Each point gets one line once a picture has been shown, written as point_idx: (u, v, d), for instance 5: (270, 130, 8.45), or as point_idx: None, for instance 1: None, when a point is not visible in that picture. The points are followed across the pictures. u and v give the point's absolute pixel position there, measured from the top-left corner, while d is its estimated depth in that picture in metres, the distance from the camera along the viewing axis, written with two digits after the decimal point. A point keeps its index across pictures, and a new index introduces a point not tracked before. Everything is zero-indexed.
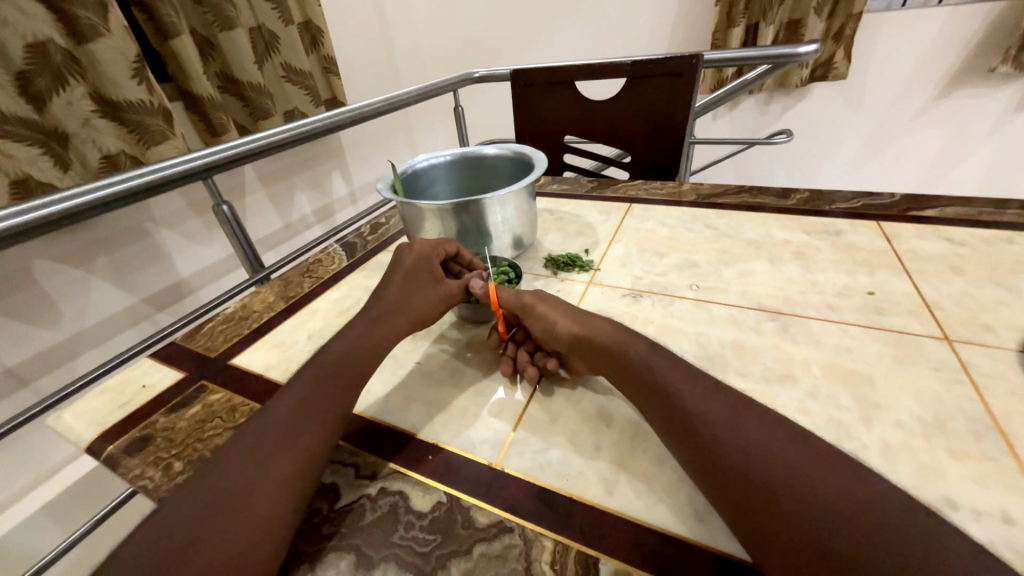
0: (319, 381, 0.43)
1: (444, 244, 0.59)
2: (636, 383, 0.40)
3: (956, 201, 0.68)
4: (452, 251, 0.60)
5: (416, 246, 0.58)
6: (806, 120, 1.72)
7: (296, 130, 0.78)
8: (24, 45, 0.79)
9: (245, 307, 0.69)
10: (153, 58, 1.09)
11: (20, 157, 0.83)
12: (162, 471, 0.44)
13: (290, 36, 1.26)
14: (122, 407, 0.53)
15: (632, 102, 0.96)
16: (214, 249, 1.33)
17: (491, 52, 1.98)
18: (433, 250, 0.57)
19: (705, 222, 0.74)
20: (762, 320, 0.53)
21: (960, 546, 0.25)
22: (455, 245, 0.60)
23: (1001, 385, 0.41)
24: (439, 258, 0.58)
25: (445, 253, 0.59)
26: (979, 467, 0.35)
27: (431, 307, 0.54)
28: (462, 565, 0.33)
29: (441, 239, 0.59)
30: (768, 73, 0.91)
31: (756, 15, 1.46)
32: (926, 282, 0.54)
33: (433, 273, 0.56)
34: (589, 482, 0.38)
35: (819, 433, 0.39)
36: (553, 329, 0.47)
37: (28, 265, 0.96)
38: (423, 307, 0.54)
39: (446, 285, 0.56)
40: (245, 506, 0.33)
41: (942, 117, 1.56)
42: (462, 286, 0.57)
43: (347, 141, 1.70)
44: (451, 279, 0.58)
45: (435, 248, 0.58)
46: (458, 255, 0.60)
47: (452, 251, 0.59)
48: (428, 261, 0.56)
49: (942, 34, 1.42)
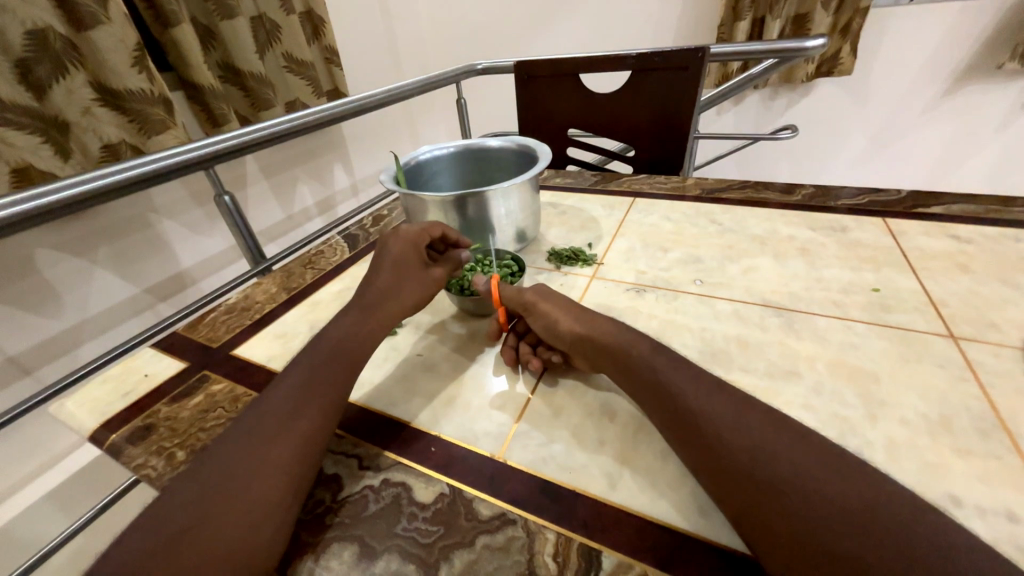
0: (319, 370, 0.43)
1: (429, 228, 0.58)
2: (636, 379, 0.40)
3: (962, 199, 0.68)
4: (438, 234, 0.59)
5: (400, 233, 0.57)
6: (811, 116, 1.71)
7: (300, 119, 0.78)
8: (24, 31, 0.78)
9: (247, 298, 0.69)
10: (154, 46, 1.08)
11: (21, 146, 0.83)
12: (165, 460, 0.44)
13: (292, 25, 1.24)
14: (124, 396, 0.53)
15: (637, 95, 0.95)
16: (215, 240, 1.32)
17: (494, 44, 1.96)
18: (418, 236, 0.57)
19: (710, 217, 0.74)
20: (767, 315, 0.52)
21: (966, 545, 0.25)
22: (442, 227, 0.59)
23: (1006, 384, 0.40)
24: (425, 242, 0.58)
25: (431, 237, 0.59)
26: (983, 465, 0.35)
27: (423, 293, 0.55)
28: (465, 557, 0.33)
29: (426, 223, 0.59)
30: (775, 68, 0.90)
31: (763, 9, 1.45)
32: (931, 280, 0.54)
33: (420, 258, 0.57)
34: (592, 475, 0.38)
35: (822, 430, 0.39)
36: (554, 327, 0.47)
37: (29, 254, 0.95)
38: (415, 293, 0.54)
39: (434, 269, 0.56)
40: (245, 495, 0.33)
41: (949, 112, 1.54)
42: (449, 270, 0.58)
43: (349, 132, 1.69)
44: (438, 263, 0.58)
45: (420, 234, 0.58)
46: (445, 236, 0.60)
47: (439, 233, 0.59)
48: (414, 246, 0.57)
49: (951, 30, 1.41)
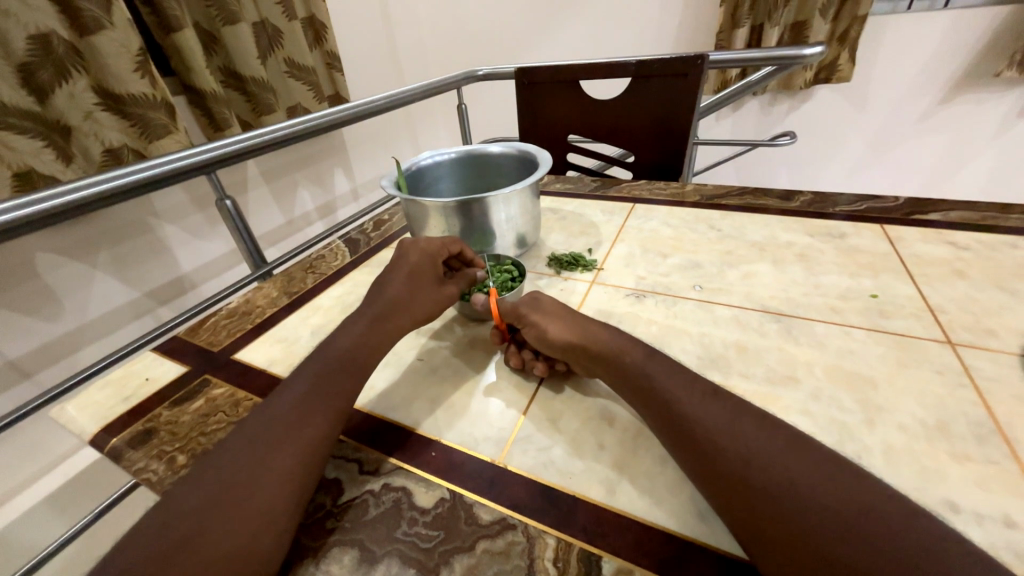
0: (318, 376, 0.43)
1: (450, 244, 0.59)
2: (635, 386, 0.41)
3: (959, 206, 0.68)
4: (455, 251, 0.60)
5: (421, 244, 0.58)
6: (809, 122, 1.72)
7: (304, 124, 0.78)
8: (28, 36, 0.79)
9: (248, 302, 0.69)
10: (157, 51, 1.09)
11: (23, 149, 0.83)
12: (165, 464, 0.44)
13: (294, 31, 1.26)
14: (125, 400, 0.53)
15: (637, 101, 0.95)
16: (216, 243, 1.33)
17: (495, 50, 1.98)
18: (438, 250, 0.58)
19: (709, 223, 0.74)
20: (766, 321, 0.53)
21: (963, 549, 0.26)
22: (460, 245, 0.60)
23: (1005, 390, 0.41)
24: (443, 257, 0.58)
25: (450, 253, 0.59)
26: (981, 470, 0.35)
27: (433, 307, 0.55)
28: (465, 562, 0.33)
29: (448, 239, 0.59)
30: (774, 75, 0.91)
31: (761, 16, 1.46)
32: (928, 286, 0.55)
33: (436, 272, 0.57)
34: (592, 480, 0.38)
35: (819, 436, 0.39)
36: (545, 336, 0.47)
37: (30, 257, 0.96)
38: (425, 306, 0.54)
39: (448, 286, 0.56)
40: (245, 500, 0.33)
41: (946, 120, 1.56)
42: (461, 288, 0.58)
43: (349, 136, 1.70)
44: (452, 279, 0.58)
45: (440, 248, 0.58)
46: (461, 253, 0.60)
47: (456, 251, 0.59)
48: (431, 260, 0.57)
49: (949, 38, 1.42)
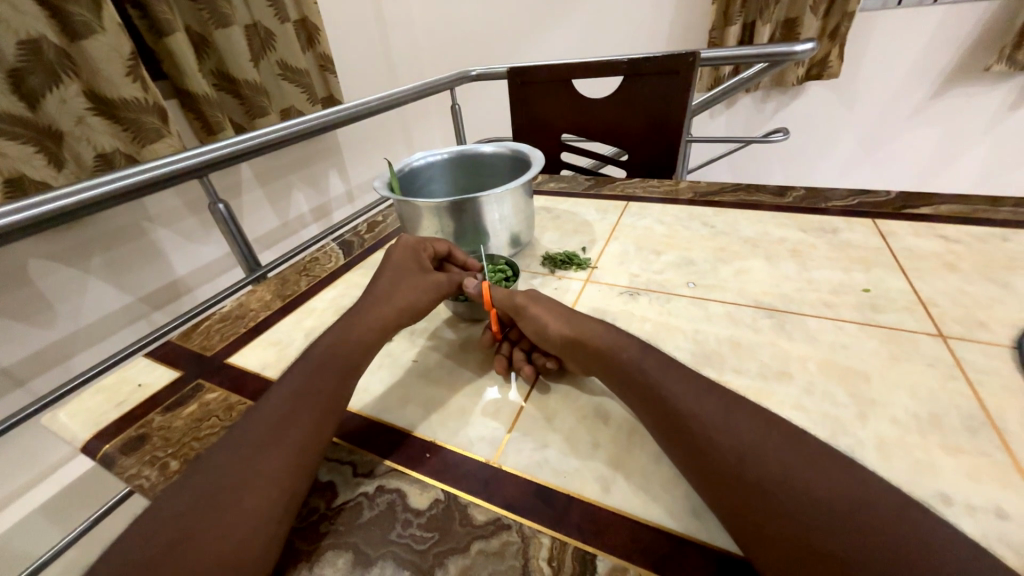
0: (308, 377, 0.42)
1: (434, 243, 0.60)
2: (630, 383, 0.41)
3: (952, 199, 0.68)
4: (442, 250, 0.60)
5: (404, 242, 0.59)
6: (802, 119, 1.73)
7: (297, 126, 0.78)
8: (17, 42, 0.78)
9: (241, 306, 0.69)
10: (148, 55, 1.09)
11: (14, 156, 0.83)
12: (158, 471, 0.44)
13: (286, 33, 1.25)
14: (117, 406, 0.53)
15: (630, 99, 0.95)
16: (210, 248, 1.32)
17: (489, 50, 1.97)
18: (421, 246, 0.59)
19: (702, 220, 0.74)
20: (759, 317, 0.53)
21: (957, 543, 0.25)
22: (447, 245, 0.61)
23: (995, 381, 0.41)
24: (428, 254, 0.59)
25: (436, 251, 0.60)
26: (972, 461, 0.35)
27: (417, 294, 0.53)
28: (460, 562, 0.33)
29: (433, 239, 0.61)
30: (766, 71, 0.90)
31: (752, 14, 1.47)
32: (921, 280, 0.55)
33: (421, 264, 0.57)
34: (586, 479, 0.38)
35: (814, 431, 0.39)
36: (544, 331, 0.48)
37: (23, 264, 0.95)
38: (410, 293, 0.53)
39: (434, 275, 0.56)
40: (234, 503, 0.33)
41: (938, 114, 1.56)
42: (454, 281, 0.56)
43: (344, 138, 1.70)
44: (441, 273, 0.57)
45: (423, 245, 0.59)
46: (450, 254, 0.61)
47: (443, 249, 0.60)
48: (415, 254, 0.57)
49: (940, 32, 1.42)
